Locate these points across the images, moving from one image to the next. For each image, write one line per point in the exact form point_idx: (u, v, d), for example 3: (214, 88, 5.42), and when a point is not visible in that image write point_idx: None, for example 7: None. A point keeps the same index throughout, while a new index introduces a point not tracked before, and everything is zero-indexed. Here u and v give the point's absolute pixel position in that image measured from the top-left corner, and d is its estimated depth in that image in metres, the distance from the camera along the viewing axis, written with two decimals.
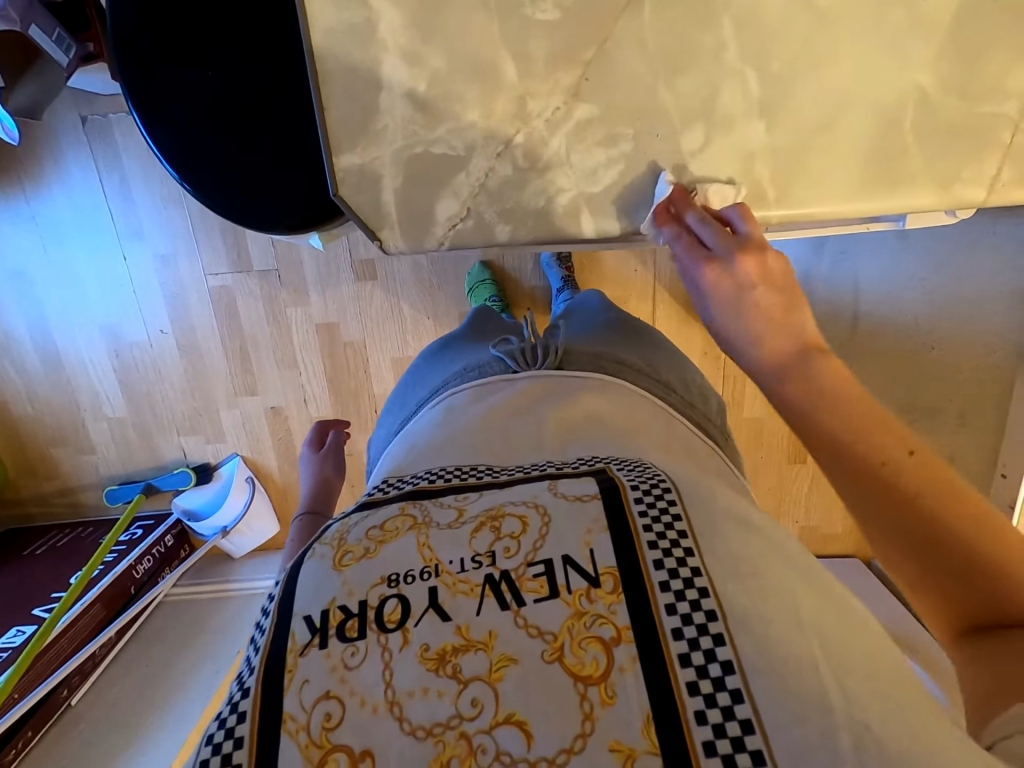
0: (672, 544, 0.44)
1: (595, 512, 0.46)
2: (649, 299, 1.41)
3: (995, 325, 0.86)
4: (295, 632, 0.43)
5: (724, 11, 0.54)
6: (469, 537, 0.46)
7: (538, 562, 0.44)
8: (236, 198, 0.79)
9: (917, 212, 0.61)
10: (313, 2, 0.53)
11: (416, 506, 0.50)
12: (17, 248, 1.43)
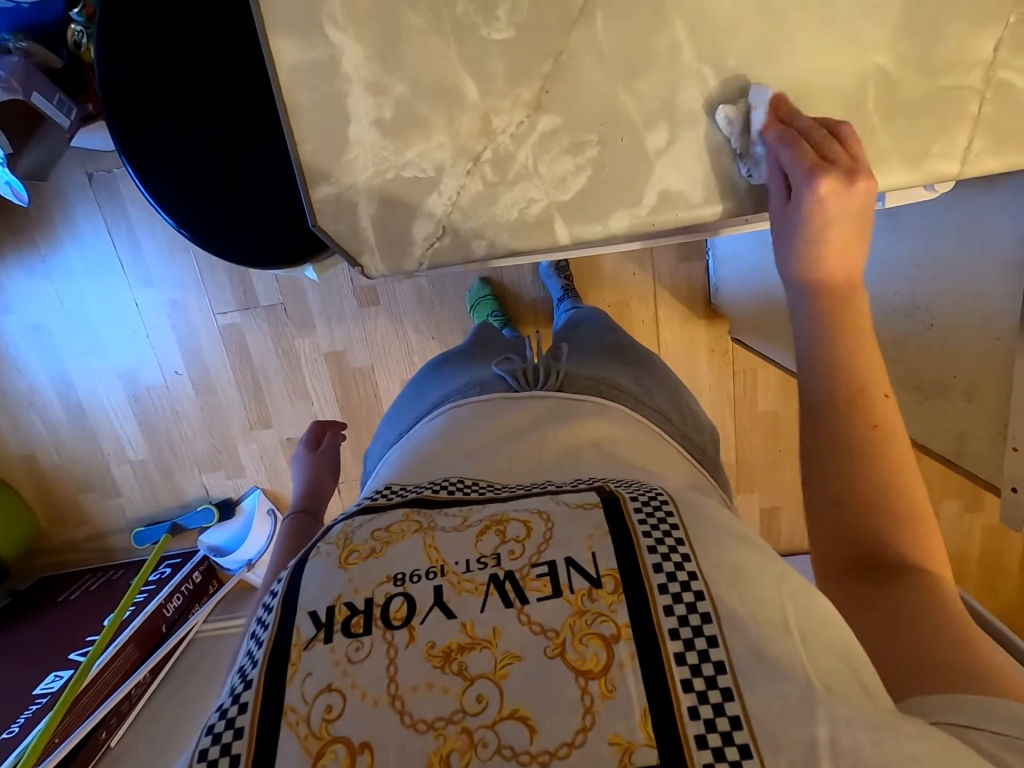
0: (671, 548, 0.44)
1: (596, 518, 0.46)
2: (650, 301, 1.41)
3: (990, 292, 0.73)
4: (300, 627, 0.43)
5: (674, 13, 0.55)
6: (474, 539, 0.47)
7: (542, 562, 0.44)
8: (231, 237, 0.82)
9: (893, 191, 0.61)
10: (278, 44, 0.55)
11: (421, 512, 0.50)
12: (35, 304, 1.48)
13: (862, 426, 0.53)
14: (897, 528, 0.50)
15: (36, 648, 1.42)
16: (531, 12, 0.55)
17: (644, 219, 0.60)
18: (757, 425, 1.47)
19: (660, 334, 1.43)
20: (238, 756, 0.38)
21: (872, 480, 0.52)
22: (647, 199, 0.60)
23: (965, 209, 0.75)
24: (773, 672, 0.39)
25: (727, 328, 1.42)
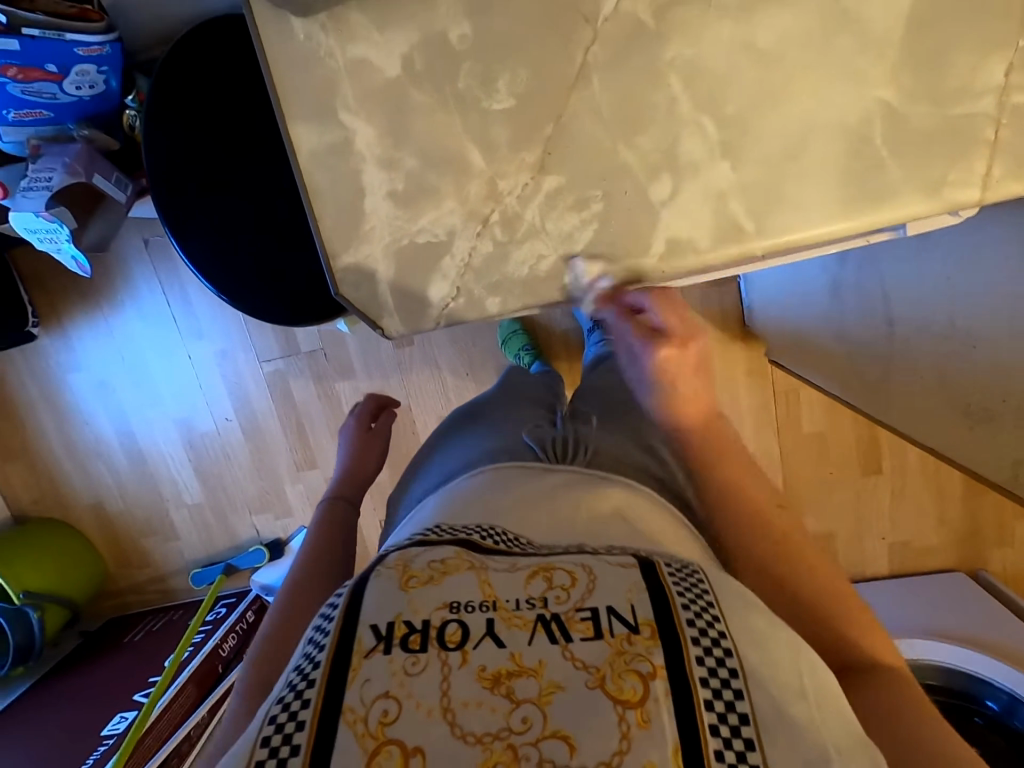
0: (703, 608, 0.44)
1: (635, 576, 0.46)
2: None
3: None
4: (361, 638, 0.43)
5: (669, 70, 0.56)
6: (524, 580, 0.46)
7: (586, 607, 0.44)
8: (267, 300, 0.87)
9: (910, 224, 0.59)
10: (297, 131, 0.60)
11: (472, 553, 0.50)
12: (101, 361, 1.59)
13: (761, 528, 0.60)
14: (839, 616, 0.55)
15: (102, 687, 1.49)
16: (530, 79, 0.58)
17: (652, 267, 0.61)
18: (805, 448, 1.42)
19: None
20: (299, 748, 0.39)
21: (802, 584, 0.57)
22: (654, 248, 0.60)
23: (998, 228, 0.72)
24: (781, 739, 0.38)
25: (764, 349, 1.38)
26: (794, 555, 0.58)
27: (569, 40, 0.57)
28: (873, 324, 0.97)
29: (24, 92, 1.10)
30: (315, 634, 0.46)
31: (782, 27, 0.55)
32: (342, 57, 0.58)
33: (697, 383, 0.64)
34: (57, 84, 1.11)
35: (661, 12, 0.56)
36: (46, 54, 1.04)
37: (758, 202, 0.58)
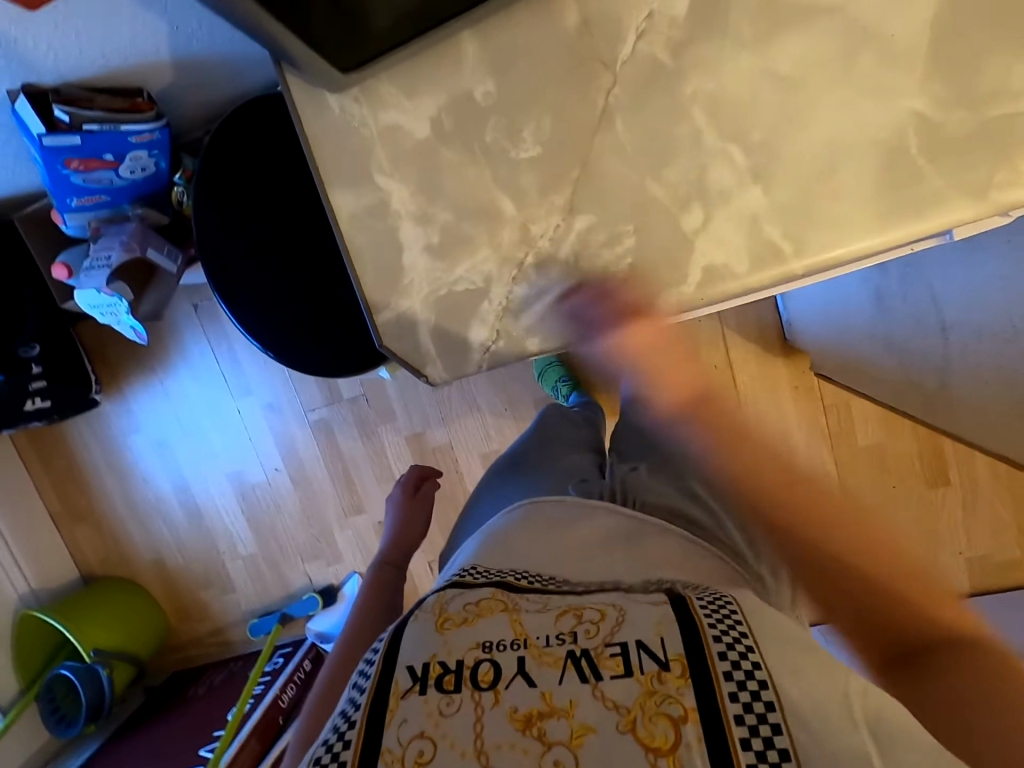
0: (734, 640, 0.42)
1: (664, 612, 0.44)
2: (720, 345, 1.37)
3: None
4: (397, 678, 0.43)
5: (692, 104, 0.57)
6: (554, 620, 0.45)
7: (615, 641, 0.42)
8: (310, 354, 0.90)
9: (960, 227, 0.56)
10: (336, 196, 0.63)
11: (507, 592, 0.49)
12: (156, 423, 1.67)
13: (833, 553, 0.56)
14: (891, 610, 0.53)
15: (167, 748, 1.49)
16: (555, 127, 0.59)
17: (689, 296, 0.61)
18: (862, 462, 1.35)
19: (737, 378, 1.38)
20: None
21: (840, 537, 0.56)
22: (692, 277, 0.60)
23: None
24: None
25: (808, 363, 1.34)
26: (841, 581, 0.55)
27: (591, 85, 0.58)
28: (925, 330, 0.93)
29: (86, 181, 1.20)
30: (356, 680, 0.45)
31: (802, 51, 0.55)
32: (375, 124, 0.61)
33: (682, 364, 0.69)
34: (114, 170, 1.21)
35: (679, 50, 0.57)
36: (104, 144, 1.14)
37: (793, 222, 0.58)
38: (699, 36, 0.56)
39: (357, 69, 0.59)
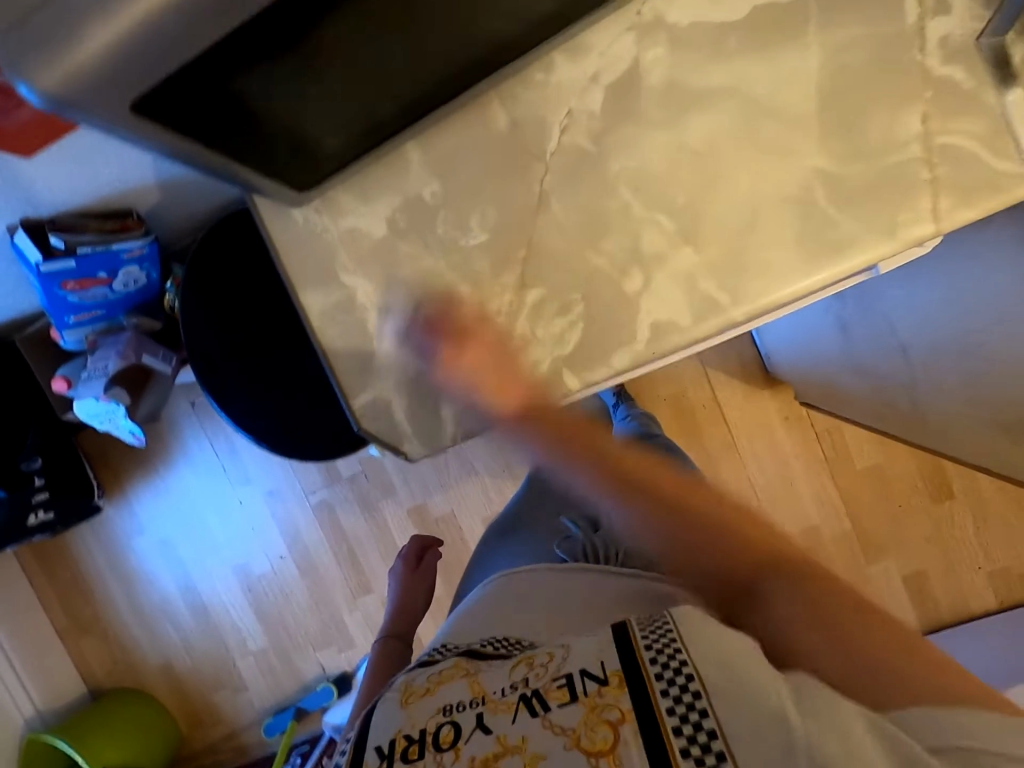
0: (665, 641, 0.43)
1: (604, 635, 0.46)
2: (705, 384, 1.41)
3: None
4: (366, 760, 0.44)
5: (618, 182, 0.63)
6: (509, 670, 0.47)
7: (560, 673, 0.44)
8: (303, 443, 0.94)
9: (885, 259, 0.62)
10: (307, 296, 0.68)
11: (470, 659, 0.51)
12: (159, 522, 1.68)
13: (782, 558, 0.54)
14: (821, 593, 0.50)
15: None
16: (499, 215, 0.65)
17: (641, 352, 0.65)
18: (863, 485, 1.36)
19: (726, 414, 1.40)
20: None
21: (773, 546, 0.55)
22: (641, 334, 0.65)
23: None
24: None
25: (793, 393, 1.38)
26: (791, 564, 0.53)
27: (526, 176, 0.64)
28: (889, 352, 0.97)
29: (81, 299, 1.28)
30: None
31: (709, 127, 0.62)
32: (336, 229, 0.67)
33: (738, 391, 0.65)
34: (108, 286, 1.29)
35: (600, 138, 0.63)
36: (97, 264, 1.22)
37: (725, 275, 0.63)
38: (617, 124, 0.63)
39: (313, 186, 0.64)
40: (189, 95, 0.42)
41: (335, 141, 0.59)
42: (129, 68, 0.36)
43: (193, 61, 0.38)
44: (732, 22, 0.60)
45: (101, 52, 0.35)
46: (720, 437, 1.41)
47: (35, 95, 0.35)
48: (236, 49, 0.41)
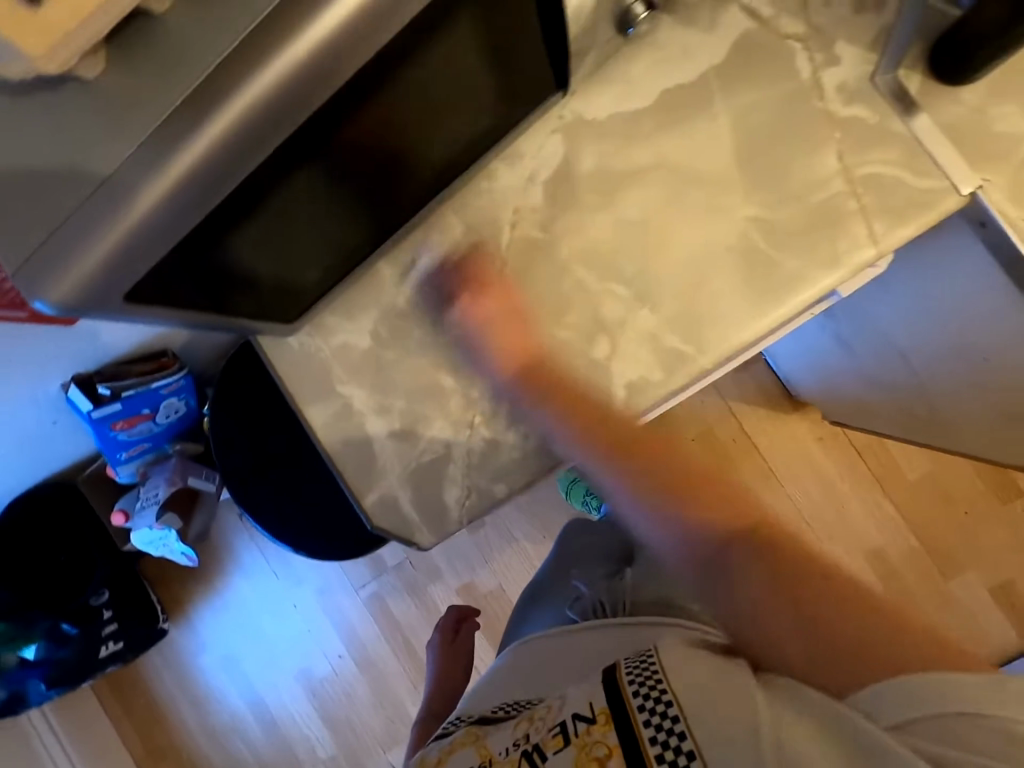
0: (652, 687, 0.49)
1: (597, 684, 0.53)
2: (731, 418, 1.47)
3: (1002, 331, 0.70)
4: None
5: (570, 262, 0.69)
6: (513, 730, 0.57)
7: (555, 724, 0.52)
8: (338, 543, 1.02)
9: (844, 284, 0.65)
10: (310, 411, 0.74)
11: (479, 726, 0.62)
12: (221, 638, 1.71)
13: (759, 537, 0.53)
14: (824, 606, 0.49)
15: None
16: (468, 310, 0.71)
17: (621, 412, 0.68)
18: None
19: (758, 445, 1.47)
20: None
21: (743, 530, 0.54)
22: (618, 394, 0.68)
23: (925, 259, 0.75)
24: None
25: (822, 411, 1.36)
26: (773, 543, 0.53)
27: (486, 272, 0.71)
28: (890, 364, 0.97)
29: (130, 435, 1.41)
30: None
31: (643, 200, 0.67)
32: (328, 347, 0.74)
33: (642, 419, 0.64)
34: (152, 419, 1.42)
35: (547, 227, 0.69)
36: (140, 402, 1.35)
37: (686, 327, 0.67)
38: (560, 212, 0.69)
39: (303, 315, 0.71)
40: (179, 273, 0.48)
41: (314, 274, 0.66)
42: (129, 261, 0.41)
43: (180, 243, 0.44)
44: (644, 107, 0.67)
45: (104, 255, 0.40)
46: (758, 468, 1.47)
47: (49, 305, 0.41)
48: (214, 227, 0.47)
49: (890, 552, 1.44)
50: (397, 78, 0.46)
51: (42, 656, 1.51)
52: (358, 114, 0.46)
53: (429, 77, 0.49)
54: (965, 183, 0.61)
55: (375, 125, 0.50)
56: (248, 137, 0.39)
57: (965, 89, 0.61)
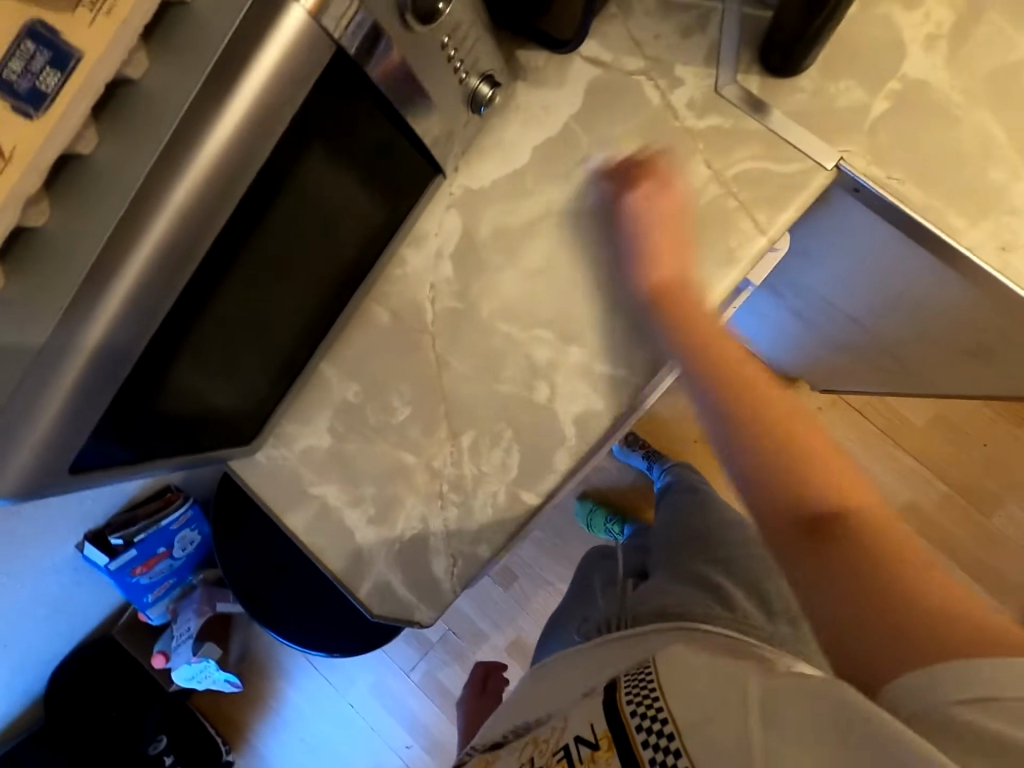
0: (651, 711, 0.49)
1: (596, 705, 0.55)
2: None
3: (922, 277, 0.72)
4: None
5: (494, 320, 0.72)
6: (519, 756, 0.60)
7: (559, 749, 0.55)
8: (366, 635, 1.04)
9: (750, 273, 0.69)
10: (290, 518, 0.77)
11: (489, 755, 0.67)
12: (287, 754, 1.67)
13: (825, 504, 0.52)
14: (900, 598, 0.46)
15: None
16: (412, 388, 0.74)
17: (576, 447, 0.70)
18: None
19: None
20: None
21: (818, 490, 0.52)
22: (569, 431, 0.70)
23: (829, 227, 0.78)
24: None
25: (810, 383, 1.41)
26: (888, 529, 0.50)
27: (420, 349, 0.74)
28: (844, 325, 0.99)
29: (152, 577, 1.43)
30: None
31: (543, 247, 0.71)
32: (293, 453, 0.77)
33: (668, 233, 0.65)
34: (170, 555, 1.44)
35: (464, 294, 0.73)
36: (154, 542, 1.37)
37: (614, 352, 0.70)
38: (473, 278, 0.73)
39: (260, 432, 0.74)
40: (123, 425, 0.52)
41: (261, 393, 0.69)
42: (61, 437, 0.44)
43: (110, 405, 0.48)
44: (524, 165, 0.72)
45: (37, 438, 0.43)
46: None
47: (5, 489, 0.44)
48: (144, 373, 0.51)
49: (922, 502, 1.41)
50: (263, 201, 0.50)
51: None
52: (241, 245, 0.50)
53: (301, 194, 0.54)
54: (828, 159, 0.65)
55: (269, 244, 0.54)
56: (142, 306, 0.43)
57: (801, 78, 0.66)
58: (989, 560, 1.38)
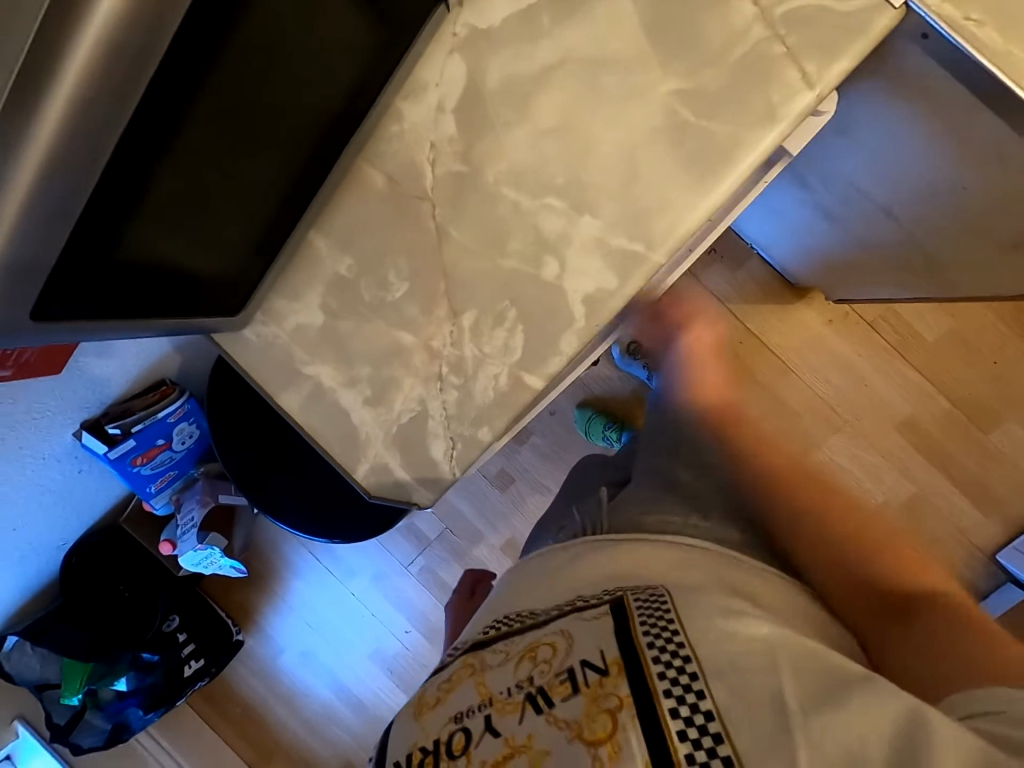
0: (670, 643, 0.52)
1: (608, 626, 0.55)
2: (734, 320, 1.44)
3: (983, 143, 0.64)
4: None
5: (500, 187, 0.65)
6: (515, 667, 0.57)
7: (563, 669, 0.54)
8: (366, 522, 1.05)
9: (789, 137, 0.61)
10: (283, 397, 0.73)
11: (475, 657, 0.63)
12: (295, 636, 1.76)
13: None
14: None
15: None
16: (410, 262, 0.69)
17: (585, 329, 0.66)
18: None
19: (767, 341, 1.43)
20: None
21: None
22: (577, 312, 0.66)
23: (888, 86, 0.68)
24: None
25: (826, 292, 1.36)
26: None
27: (417, 219, 0.68)
28: (875, 218, 0.90)
29: (153, 467, 1.43)
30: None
31: (558, 103, 0.63)
32: (284, 331, 0.72)
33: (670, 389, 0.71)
34: (170, 447, 1.43)
35: (468, 155, 0.66)
36: (152, 434, 1.35)
37: (630, 223, 0.63)
38: (476, 137, 0.65)
39: (246, 302, 0.69)
40: (87, 273, 0.47)
41: (242, 255, 0.64)
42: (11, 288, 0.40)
43: (69, 241, 0.43)
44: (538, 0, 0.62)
45: None
46: (771, 364, 1.43)
47: None
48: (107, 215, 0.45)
49: (922, 418, 1.39)
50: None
51: (134, 685, 1.58)
52: (203, 61, 0.43)
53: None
54: None
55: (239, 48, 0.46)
56: (97, 122, 0.37)
57: None
58: (981, 476, 1.38)
